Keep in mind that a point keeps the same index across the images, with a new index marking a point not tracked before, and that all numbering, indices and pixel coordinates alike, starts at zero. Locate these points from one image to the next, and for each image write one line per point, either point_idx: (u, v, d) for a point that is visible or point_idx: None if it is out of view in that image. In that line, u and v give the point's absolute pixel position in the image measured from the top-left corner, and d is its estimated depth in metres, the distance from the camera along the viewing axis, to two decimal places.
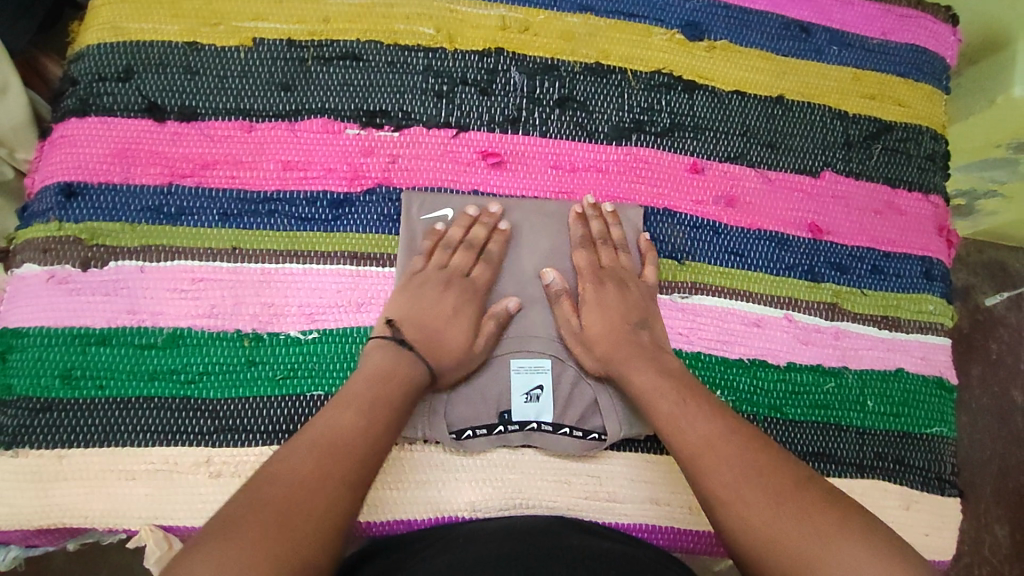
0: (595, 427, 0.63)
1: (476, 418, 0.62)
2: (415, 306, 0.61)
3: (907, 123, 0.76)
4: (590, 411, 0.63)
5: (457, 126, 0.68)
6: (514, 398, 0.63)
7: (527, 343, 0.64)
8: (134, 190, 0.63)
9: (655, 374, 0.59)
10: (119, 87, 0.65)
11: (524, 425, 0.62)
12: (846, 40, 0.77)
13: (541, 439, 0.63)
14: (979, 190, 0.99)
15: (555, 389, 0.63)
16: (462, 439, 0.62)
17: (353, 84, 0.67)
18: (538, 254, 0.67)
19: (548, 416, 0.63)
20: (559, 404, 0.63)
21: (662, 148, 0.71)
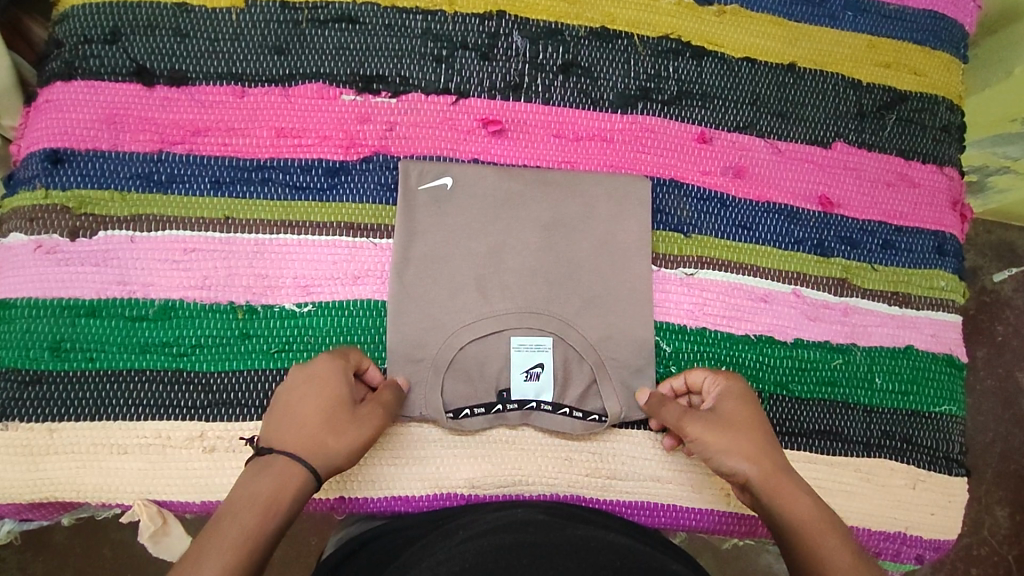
0: (595, 409, 0.62)
1: (473, 395, 0.61)
2: (284, 397, 0.53)
3: (922, 92, 0.74)
4: (591, 391, 0.62)
5: (457, 93, 0.66)
6: (513, 375, 0.61)
7: (526, 319, 0.62)
8: (122, 157, 0.61)
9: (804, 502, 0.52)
10: (105, 50, 0.63)
11: (523, 404, 0.61)
12: (861, 5, 0.74)
13: (540, 418, 0.62)
14: (991, 166, 0.96)
15: (556, 368, 0.62)
16: (459, 417, 0.60)
17: (349, 50, 0.65)
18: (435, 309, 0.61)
19: (548, 395, 0.61)
20: (558, 384, 0.62)
21: (669, 116, 0.69)
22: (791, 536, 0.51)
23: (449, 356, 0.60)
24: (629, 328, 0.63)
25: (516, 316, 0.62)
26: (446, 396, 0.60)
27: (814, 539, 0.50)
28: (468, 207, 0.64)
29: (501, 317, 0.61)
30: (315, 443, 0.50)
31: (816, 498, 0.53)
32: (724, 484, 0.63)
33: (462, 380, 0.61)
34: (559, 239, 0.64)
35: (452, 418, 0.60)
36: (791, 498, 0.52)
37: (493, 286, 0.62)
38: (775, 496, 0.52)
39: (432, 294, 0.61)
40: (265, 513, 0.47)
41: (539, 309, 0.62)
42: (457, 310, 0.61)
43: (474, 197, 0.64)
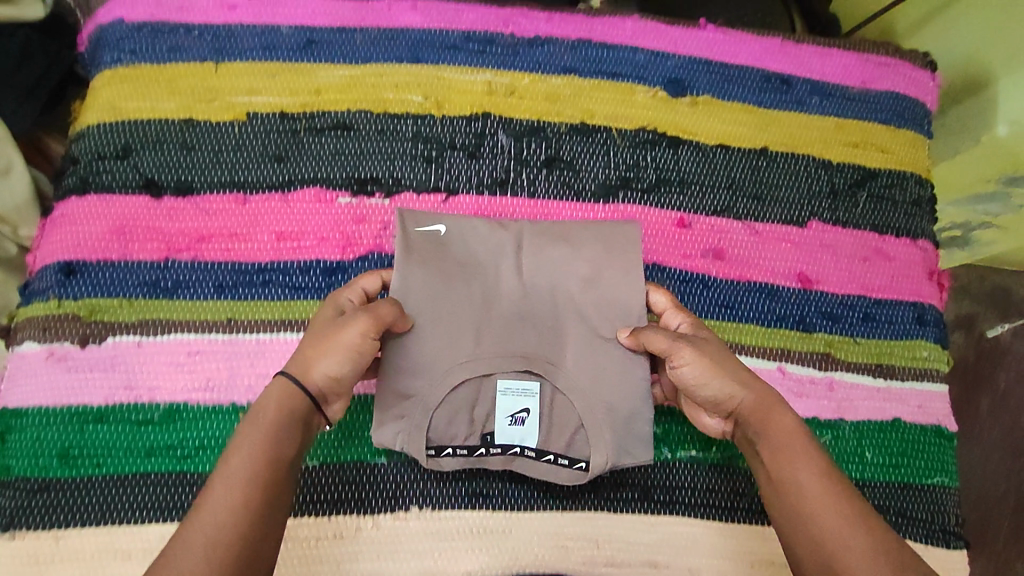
0: (582, 456, 0.61)
1: (458, 436, 0.60)
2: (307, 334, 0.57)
3: (890, 169, 0.78)
4: (579, 438, 0.61)
5: (447, 190, 0.70)
6: (498, 420, 0.61)
7: (517, 362, 0.61)
8: (131, 265, 0.64)
9: (788, 419, 0.54)
10: (116, 165, 0.67)
11: (506, 449, 0.61)
12: (826, 90, 0.79)
13: (524, 464, 0.61)
14: (973, 222, 1.02)
15: (542, 413, 0.61)
16: (440, 455, 0.60)
17: (344, 154, 0.70)
18: (438, 344, 0.60)
19: (532, 442, 0.61)
20: (545, 429, 0.61)
21: (648, 204, 0.73)
22: (769, 450, 0.53)
23: (439, 398, 0.59)
24: (624, 374, 0.62)
25: (505, 358, 0.61)
26: (430, 436, 0.60)
27: (785, 452, 0.52)
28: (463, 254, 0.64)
29: (491, 358, 0.61)
30: (303, 360, 0.53)
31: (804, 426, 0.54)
32: (721, 566, 0.64)
33: (448, 421, 0.60)
34: (555, 287, 0.64)
35: (432, 455, 0.60)
36: (777, 422, 0.54)
37: (489, 333, 0.61)
38: (762, 422, 0.54)
39: (426, 334, 0.60)
40: (285, 418, 0.51)
41: (526, 352, 0.62)
42: (449, 351, 0.60)
43: (467, 241, 0.64)
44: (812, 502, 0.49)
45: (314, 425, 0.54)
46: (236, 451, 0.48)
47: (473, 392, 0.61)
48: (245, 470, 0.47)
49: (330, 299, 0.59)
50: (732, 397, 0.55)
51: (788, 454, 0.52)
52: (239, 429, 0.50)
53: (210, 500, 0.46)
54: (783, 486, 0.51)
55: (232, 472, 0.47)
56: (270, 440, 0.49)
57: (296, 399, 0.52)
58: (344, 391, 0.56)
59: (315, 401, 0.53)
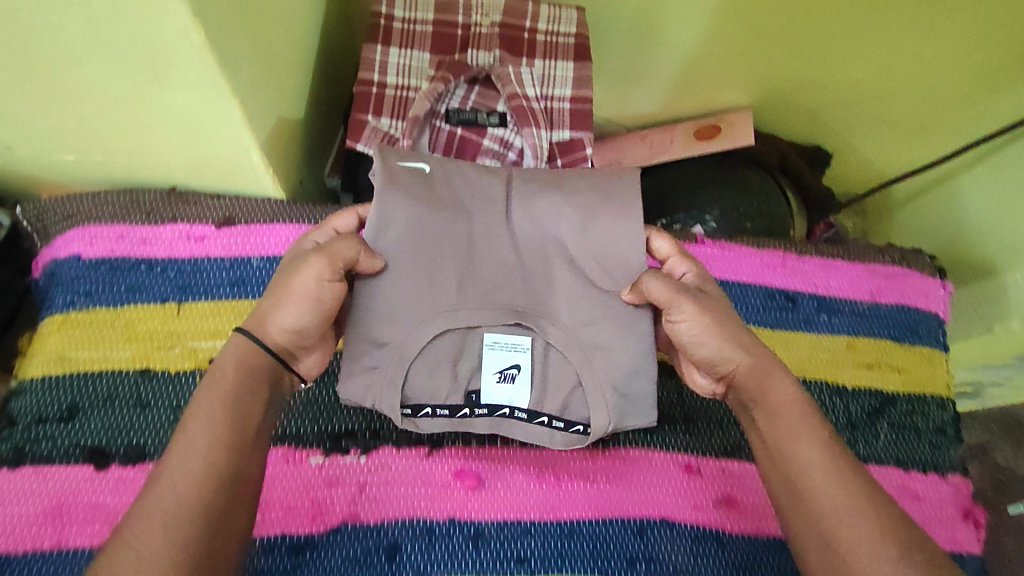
0: (580, 418, 0.58)
1: (439, 392, 0.56)
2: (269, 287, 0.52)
3: (910, 392, 0.73)
4: (575, 399, 0.58)
5: (430, 443, 0.63)
6: (486, 377, 0.57)
7: (503, 315, 0.57)
8: (64, 555, 0.55)
9: (793, 389, 0.51)
10: (60, 429, 0.60)
11: (493, 412, 0.57)
12: (833, 305, 0.75)
13: (512, 429, 0.57)
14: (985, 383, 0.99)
15: (533, 371, 0.58)
16: (417, 415, 0.56)
17: (317, 404, 0.64)
18: (414, 283, 0.55)
19: (522, 403, 0.57)
20: (537, 388, 0.58)
21: (652, 446, 0.66)
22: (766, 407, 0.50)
23: (418, 347, 0.55)
24: (625, 325, 0.57)
25: (493, 311, 0.57)
26: (407, 392, 0.56)
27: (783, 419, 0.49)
28: (448, 194, 0.57)
29: (477, 307, 0.56)
30: (261, 316, 0.50)
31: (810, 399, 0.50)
32: None
33: (428, 373, 0.56)
34: (541, 236, 0.59)
35: (408, 416, 0.56)
36: (774, 387, 0.51)
37: (472, 287, 0.57)
38: (760, 390, 0.51)
39: (399, 274, 0.55)
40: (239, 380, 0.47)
41: (515, 307, 0.57)
42: (430, 299, 0.55)
43: (457, 199, 0.58)
44: (816, 474, 0.46)
45: (285, 382, 0.51)
46: (194, 418, 0.44)
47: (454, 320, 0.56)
48: (208, 437, 0.44)
49: (295, 244, 0.55)
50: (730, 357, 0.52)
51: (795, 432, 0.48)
52: (196, 390, 0.46)
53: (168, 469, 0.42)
54: (784, 465, 0.48)
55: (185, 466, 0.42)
56: (222, 429, 0.44)
57: (256, 356, 0.49)
58: (311, 344, 0.53)
59: (281, 360, 0.51)
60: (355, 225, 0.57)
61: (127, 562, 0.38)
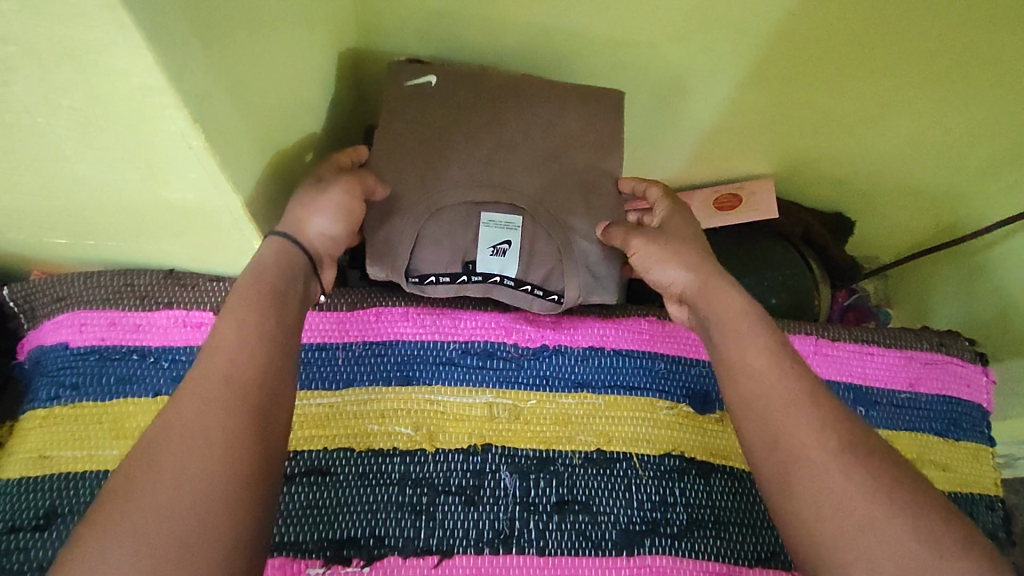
0: (559, 289, 0.65)
1: (440, 264, 0.64)
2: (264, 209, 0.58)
3: (956, 492, 0.68)
4: (557, 273, 0.65)
5: (440, 552, 0.58)
6: (481, 251, 0.64)
7: (500, 197, 0.64)
8: None
9: (735, 297, 0.55)
10: (34, 539, 0.54)
11: (486, 278, 0.64)
12: (871, 396, 0.70)
13: (500, 295, 0.65)
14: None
15: (521, 247, 0.64)
16: (424, 283, 0.64)
17: (316, 510, 0.58)
18: (415, 192, 0.64)
19: (511, 271, 0.64)
20: (523, 261, 0.64)
21: (680, 554, 0.61)
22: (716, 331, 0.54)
23: (417, 225, 0.63)
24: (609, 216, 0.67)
25: (492, 193, 0.64)
26: (413, 263, 0.64)
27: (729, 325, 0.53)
28: (460, 107, 0.66)
29: (477, 191, 0.64)
30: (296, 221, 0.56)
31: (750, 305, 0.55)
32: None
33: (431, 250, 0.64)
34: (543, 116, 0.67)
35: (416, 284, 0.64)
36: (720, 301, 0.55)
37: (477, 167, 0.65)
38: (710, 304, 0.56)
39: (408, 154, 0.65)
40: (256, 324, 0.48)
41: (511, 190, 0.64)
42: (430, 187, 0.64)
43: (455, 97, 0.66)
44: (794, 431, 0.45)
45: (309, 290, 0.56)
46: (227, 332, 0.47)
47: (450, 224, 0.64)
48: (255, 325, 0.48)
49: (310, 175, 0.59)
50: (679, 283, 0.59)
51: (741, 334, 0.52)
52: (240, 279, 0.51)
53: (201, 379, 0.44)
54: None
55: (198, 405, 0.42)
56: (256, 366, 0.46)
57: (293, 252, 0.55)
58: (331, 254, 0.59)
59: (312, 264, 0.56)
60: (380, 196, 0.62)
61: (161, 478, 0.39)
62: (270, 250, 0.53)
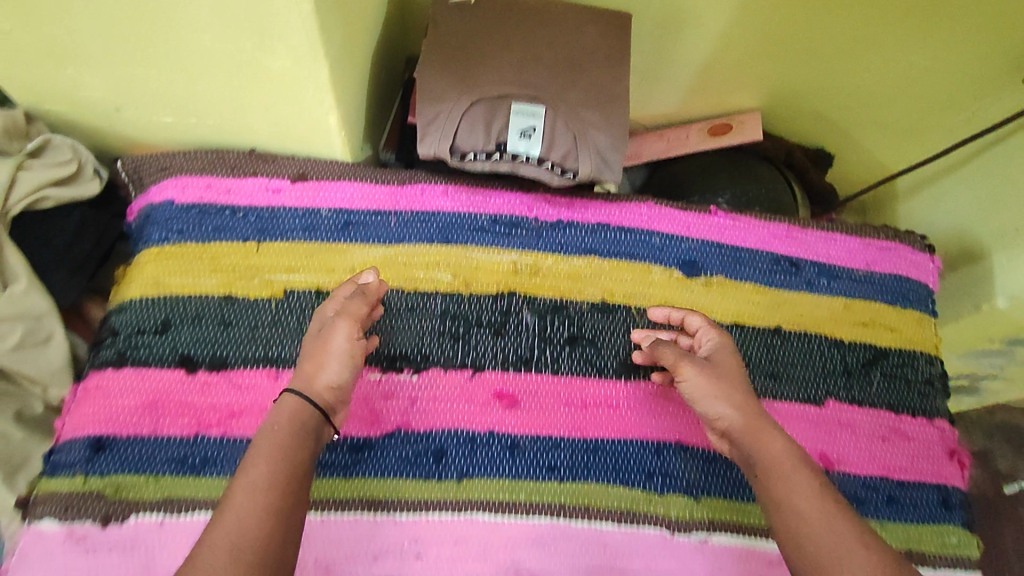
0: (573, 168, 0.77)
1: (478, 144, 0.76)
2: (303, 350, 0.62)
3: (901, 349, 0.81)
4: (573, 153, 0.76)
5: (473, 367, 0.72)
6: (511, 133, 0.75)
7: (525, 90, 0.77)
8: (161, 441, 0.65)
9: (785, 445, 0.59)
10: (155, 339, 0.69)
11: (515, 156, 0.76)
12: (832, 271, 0.83)
13: (526, 171, 0.76)
14: None
15: (545, 131, 0.76)
16: (464, 160, 0.76)
17: (374, 331, 0.72)
18: (457, 85, 0.76)
19: (535, 151, 0.76)
20: (546, 143, 0.76)
21: (670, 382, 0.75)
22: (764, 478, 0.57)
23: (458, 110, 0.75)
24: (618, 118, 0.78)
25: (520, 87, 0.77)
26: (455, 142, 0.76)
27: (772, 472, 0.57)
28: (495, 19, 0.79)
29: (508, 84, 0.76)
30: (306, 374, 0.59)
31: (796, 446, 0.59)
32: None
33: (470, 131, 0.75)
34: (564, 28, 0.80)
35: (458, 161, 0.76)
36: (767, 445, 0.59)
37: (509, 66, 0.77)
38: (755, 444, 0.60)
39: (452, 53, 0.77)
40: (277, 458, 0.52)
41: (537, 86, 0.77)
42: (469, 81, 0.77)
43: (487, 11, 0.80)
44: (812, 517, 0.53)
45: (323, 434, 0.58)
46: (256, 460, 0.52)
47: (486, 109, 0.76)
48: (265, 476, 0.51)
49: (317, 313, 0.65)
50: (725, 415, 0.62)
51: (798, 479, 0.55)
52: (254, 443, 0.54)
53: (236, 505, 0.49)
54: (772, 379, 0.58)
55: (214, 567, 0.45)
56: (285, 476, 0.51)
57: (306, 410, 0.57)
58: (346, 399, 0.61)
59: (322, 409, 0.58)
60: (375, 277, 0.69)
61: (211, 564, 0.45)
62: (289, 407, 0.56)
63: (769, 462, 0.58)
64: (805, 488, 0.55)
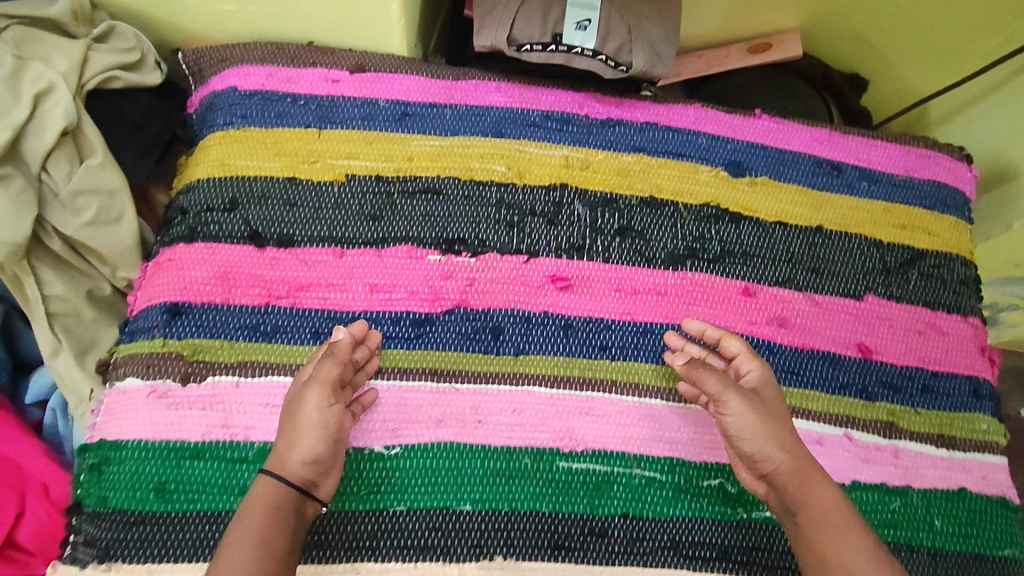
0: (626, 62, 0.78)
1: (534, 36, 0.77)
2: (287, 414, 0.61)
3: (938, 251, 0.83)
4: (626, 48, 0.78)
5: (529, 252, 0.75)
6: (567, 25, 0.76)
7: None
8: (233, 309, 0.68)
9: (830, 494, 0.59)
10: (224, 216, 0.72)
11: (570, 48, 0.76)
12: (873, 176, 0.85)
13: (580, 63, 0.77)
14: (1002, 302, 1.14)
15: (600, 23, 0.77)
16: (521, 52, 0.77)
17: (433, 216, 0.75)
18: None
19: (591, 43, 0.76)
20: (601, 36, 0.77)
21: (715, 273, 0.77)
22: (805, 525, 0.58)
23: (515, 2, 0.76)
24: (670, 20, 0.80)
25: None
26: (512, 35, 0.77)
27: (819, 525, 0.57)
28: None
29: None
30: (280, 454, 0.58)
31: (841, 499, 0.59)
32: None
33: (526, 23, 0.77)
34: None
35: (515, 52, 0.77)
36: (817, 496, 0.58)
37: None
38: (801, 492, 0.59)
39: None
40: (263, 562, 0.52)
41: None
42: None
43: None
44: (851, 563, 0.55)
45: (306, 509, 0.58)
46: (229, 548, 0.52)
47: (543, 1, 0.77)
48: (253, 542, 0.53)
49: (296, 382, 0.63)
50: (774, 460, 0.61)
51: (835, 532, 0.56)
52: (232, 525, 0.54)
53: None
54: None
55: None
56: (261, 562, 0.52)
57: (281, 493, 0.56)
58: (327, 470, 0.60)
59: (302, 488, 0.57)
60: (363, 330, 0.67)
61: None
62: (266, 483, 0.56)
63: (818, 513, 0.58)
64: (850, 549, 0.55)
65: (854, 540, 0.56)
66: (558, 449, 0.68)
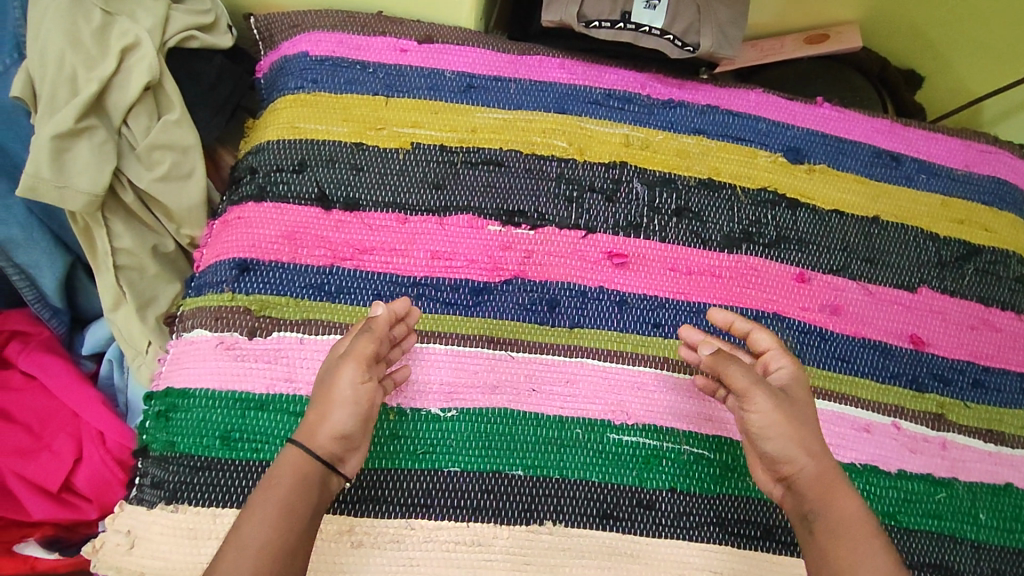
0: (693, 43, 0.78)
1: (603, 13, 0.77)
2: (320, 385, 0.61)
3: (995, 247, 0.83)
4: (693, 28, 0.78)
5: (586, 228, 0.75)
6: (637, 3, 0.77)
7: None
8: (299, 269, 0.70)
9: (853, 505, 0.57)
10: (293, 177, 0.73)
11: (638, 26, 0.77)
12: (933, 169, 0.85)
13: (648, 41, 0.77)
14: None
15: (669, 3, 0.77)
16: (590, 27, 0.77)
17: (493, 187, 0.76)
18: None
19: (659, 23, 0.77)
20: (670, 16, 0.77)
21: (771, 258, 0.77)
22: (824, 534, 0.56)
23: None
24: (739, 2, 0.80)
25: None
26: (581, 10, 0.77)
27: (836, 534, 0.56)
28: None
29: None
30: (310, 426, 0.58)
31: (863, 510, 0.58)
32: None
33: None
34: None
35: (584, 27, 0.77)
36: (840, 507, 0.57)
37: None
38: (822, 500, 0.57)
39: None
40: (281, 527, 0.53)
41: None
42: None
43: None
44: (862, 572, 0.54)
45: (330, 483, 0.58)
46: (251, 517, 0.53)
47: None
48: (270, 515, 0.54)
49: (331, 354, 0.63)
50: (800, 464, 0.59)
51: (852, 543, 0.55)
52: (257, 493, 0.55)
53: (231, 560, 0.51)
54: None
55: None
56: (278, 537, 0.53)
57: (307, 464, 0.57)
58: (356, 445, 0.60)
59: (329, 463, 0.58)
60: (405, 309, 0.65)
61: None
62: (295, 456, 0.57)
63: (839, 523, 0.56)
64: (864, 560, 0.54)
65: (872, 553, 0.55)
66: (608, 422, 0.69)
